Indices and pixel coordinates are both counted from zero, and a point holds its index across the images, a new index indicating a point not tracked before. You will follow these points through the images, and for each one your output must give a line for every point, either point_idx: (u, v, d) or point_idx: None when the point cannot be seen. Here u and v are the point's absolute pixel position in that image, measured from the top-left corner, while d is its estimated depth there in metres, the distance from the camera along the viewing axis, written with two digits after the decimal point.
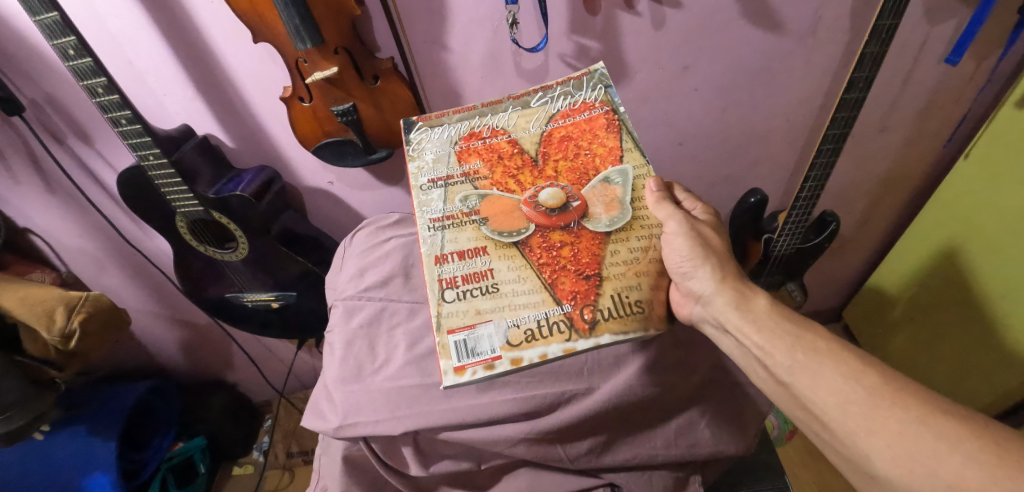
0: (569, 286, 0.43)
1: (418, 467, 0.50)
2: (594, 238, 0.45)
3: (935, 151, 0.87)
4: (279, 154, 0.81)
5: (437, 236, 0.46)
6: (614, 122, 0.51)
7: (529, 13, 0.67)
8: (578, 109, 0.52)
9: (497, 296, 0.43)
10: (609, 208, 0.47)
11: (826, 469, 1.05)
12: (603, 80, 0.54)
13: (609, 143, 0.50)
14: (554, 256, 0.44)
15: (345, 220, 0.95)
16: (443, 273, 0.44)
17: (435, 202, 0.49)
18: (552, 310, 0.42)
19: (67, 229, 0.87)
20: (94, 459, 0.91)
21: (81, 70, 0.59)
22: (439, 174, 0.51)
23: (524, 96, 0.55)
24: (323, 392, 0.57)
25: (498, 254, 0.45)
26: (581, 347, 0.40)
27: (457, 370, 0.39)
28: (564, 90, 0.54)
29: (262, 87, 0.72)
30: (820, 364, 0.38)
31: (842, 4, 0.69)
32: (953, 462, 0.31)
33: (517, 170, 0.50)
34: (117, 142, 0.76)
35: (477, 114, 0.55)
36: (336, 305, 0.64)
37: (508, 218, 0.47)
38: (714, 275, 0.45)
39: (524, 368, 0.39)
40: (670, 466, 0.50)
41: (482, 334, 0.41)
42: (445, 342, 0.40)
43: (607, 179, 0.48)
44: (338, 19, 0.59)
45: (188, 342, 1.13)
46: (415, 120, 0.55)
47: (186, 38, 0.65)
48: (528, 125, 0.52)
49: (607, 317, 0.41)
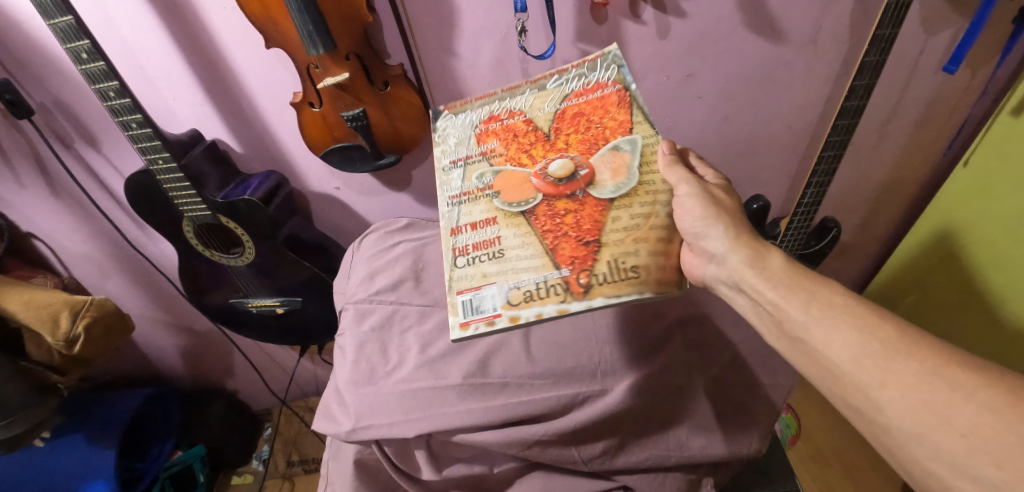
0: (568, 251, 0.44)
1: (431, 470, 0.49)
2: (597, 205, 0.46)
3: (934, 157, 0.88)
4: (287, 159, 0.82)
5: (453, 211, 0.49)
6: (625, 98, 0.51)
7: (538, 21, 0.68)
8: (591, 88, 0.53)
9: (501, 261, 0.45)
10: (616, 174, 0.48)
11: (832, 476, 1.04)
12: (616, 60, 0.53)
13: (620, 117, 0.51)
14: (557, 223, 0.46)
15: (350, 226, 0.94)
16: (457, 242, 0.47)
17: (454, 181, 0.52)
18: (550, 274, 0.42)
19: (71, 233, 0.87)
20: (94, 467, 0.90)
21: (94, 73, 0.60)
22: (460, 155, 0.54)
23: (540, 80, 0.56)
24: (334, 395, 0.57)
25: (507, 223, 0.47)
26: (574, 308, 0.40)
27: (462, 325, 0.41)
28: (579, 72, 0.54)
29: (274, 93, 0.72)
30: (835, 320, 0.36)
31: (842, 13, 0.70)
32: (967, 411, 0.30)
33: (529, 146, 0.51)
34: (126, 146, 0.77)
35: (497, 99, 0.56)
36: (347, 308, 0.64)
37: (518, 190, 0.49)
38: (728, 235, 0.44)
39: (522, 325, 0.40)
40: (683, 468, 0.50)
41: (486, 294, 0.42)
42: (453, 301, 0.43)
43: (616, 148, 0.49)
44: (350, 25, 0.60)
45: (189, 349, 1.12)
46: (442, 110, 0.58)
47: (197, 43, 0.66)
48: (543, 106, 0.54)
49: (602, 281, 0.41)
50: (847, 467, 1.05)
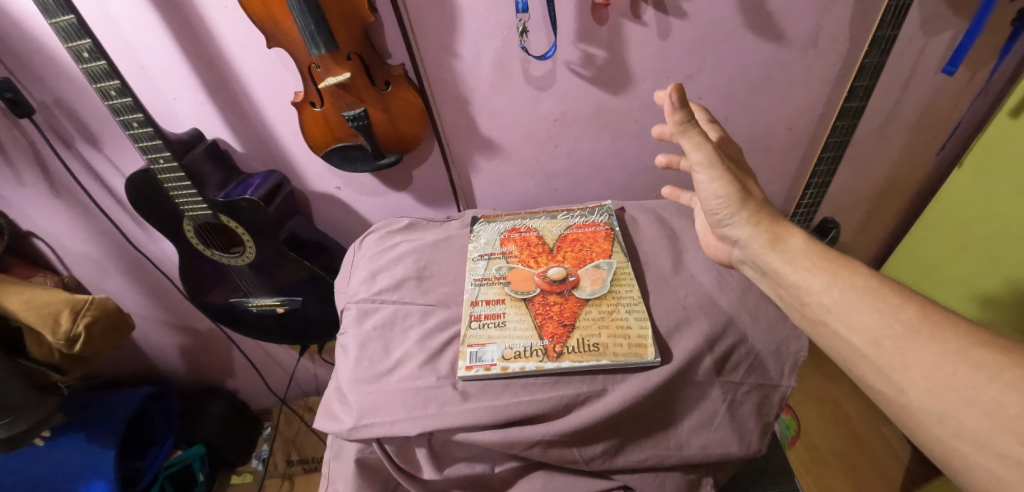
0: (551, 328, 0.55)
1: (432, 469, 0.49)
2: (577, 302, 0.58)
3: (932, 159, 0.89)
4: (287, 158, 0.82)
5: (475, 289, 0.62)
6: (610, 234, 0.67)
7: (539, 22, 0.68)
8: (587, 224, 0.70)
9: (503, 328, 0.56)
10: (594, 282, 0.60)
11: (830, 476, 1.05)
12: (609, 210, 0.72)
13: (604, 246, 0.65)
14: (546, 308, 0.58)
15: (351, 226, 0.94)
16: (474, 310, 0.59)
17: (479, 268, 0.65)
18: (535, 342, 0.54)
19: (71, 233, 0.87)
20: (95, 465, 0.90)
21: (95, 72, 0.60)
22: (487, 250, 0.68)
23: (555, 212, 0.74)
24: (335, 394, 0.56)
25: (512, 303, 0.59)
26: (548, 366, 0.51)
27: (467, 366, 0.52)
28: (582, 213, 0.73)
29: (274, 94, 0.72)
30: (857, 302, 0.39)
31: (842, 15, 0.71)
32: (991, 390, 0.31)
33: (537, 254, 0.65)
34: (127, 146, 0.77)
35: (521, 218, 0.74)
36: (348, 308, 0.64)
37: (524, 282, 0.61)
38: (751, 218, 0.47)
39: (511, 375, 0.52)
40: (683, 468, 0.50)
41: (489, 349, 0.54)
42: (463, 351, 0.54)
43: (597, 266, 0.62)
44: (352, 25, 0.60)
45: (189, 348, 1.12)
46: (479, 217, 0.75)
47: (199, 42, 0.66)
48: (552, 229, 0.70)
49: (571, 351, 0.52)
50: (846, 467, 1.06)
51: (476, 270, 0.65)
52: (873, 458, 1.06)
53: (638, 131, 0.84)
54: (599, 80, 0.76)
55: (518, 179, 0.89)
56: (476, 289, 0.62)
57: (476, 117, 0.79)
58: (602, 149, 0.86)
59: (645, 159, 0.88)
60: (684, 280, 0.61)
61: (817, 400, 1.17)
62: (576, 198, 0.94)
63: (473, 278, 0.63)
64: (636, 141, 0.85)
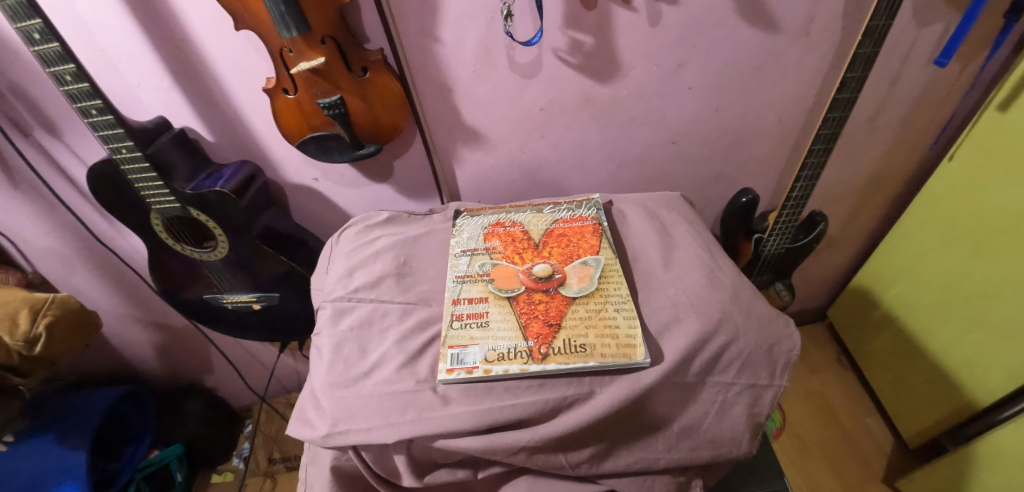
0: (536, 328, 0.53)
1: (412, 477, 0.47)
2: (563, 301, 0.56)
3: (921, 150, 0.88)
4: (261, 148, 0.78)
5: (456, 287, 0.59)
6: (598, 230, 0.65)
7: (524, 6, 0.65)
8: (574, 219, 0.68)
9: (486, 329, 0.54)
10: (581, 280, 0.58)
11: (816, 469, 1.05)
12: (597, 204, 0.70)
13: (592, 241, 0.63)
14: (531, 307, 0.56)
15: (330, 219, 0.91)
16: (456, 309, 0.57)
17: (461, 265, 0.62)
18: (519, 343, 0.52)
19: (33, 228, 0.82)
20: (65, 467, 0.86)
21: (48, 56, 0.55)
22: (469, 246, 0.65)
23: (541, 205, 0.72)
24: (310, 398, 0.53)
25: (495, 302, 0.57)
26: (532, 369, 0.49)
27: (448, 370, 0.50)
28: (569, 206, 0.70)
29: (244, 79, 0.68)
30: None
31: (836, 3, 0.69)
32: None
33: (522, 250, 0.63)
34: (89, 135, 0.72)
35: (505, 212, 0.71)
36: (324, 306, 0.61)
37: (508, 280, 0.59)
38: None
39: (493, 378, 0.49)
40: (673, 471, 0.49)
41: (470, 350, 0.52)
42: (444, 353, 0.52)
43: (584, 262, 0.60)
44: (326, 7, 0.56)
45: (164, 345, 1.08)
46: (462, 210, 0.72)
47: (163, 24, 0.62)
48: (538, 223, 0.68)
49: (557, 352, 0.50)
50: (831, 459, 1.07)
51: (458, 267, 0.62)
52: (856, 448, 1.08)
53: (626, 122, 0.82)
54: (587, 68, 0.73)
55: (504, 170, 0.87)
56: (457, 287, 0.59)
57: (460, 106, 0.76)
58: (590, 140, 0.84)
59: (634, 150, 0.86)
60: (673, 276, 0.59)
61: (803, 392, 1.19)
62: (562, 190, 0.92)
63: (455, 276, 0.61)
64: (625, 132, 0.83)
